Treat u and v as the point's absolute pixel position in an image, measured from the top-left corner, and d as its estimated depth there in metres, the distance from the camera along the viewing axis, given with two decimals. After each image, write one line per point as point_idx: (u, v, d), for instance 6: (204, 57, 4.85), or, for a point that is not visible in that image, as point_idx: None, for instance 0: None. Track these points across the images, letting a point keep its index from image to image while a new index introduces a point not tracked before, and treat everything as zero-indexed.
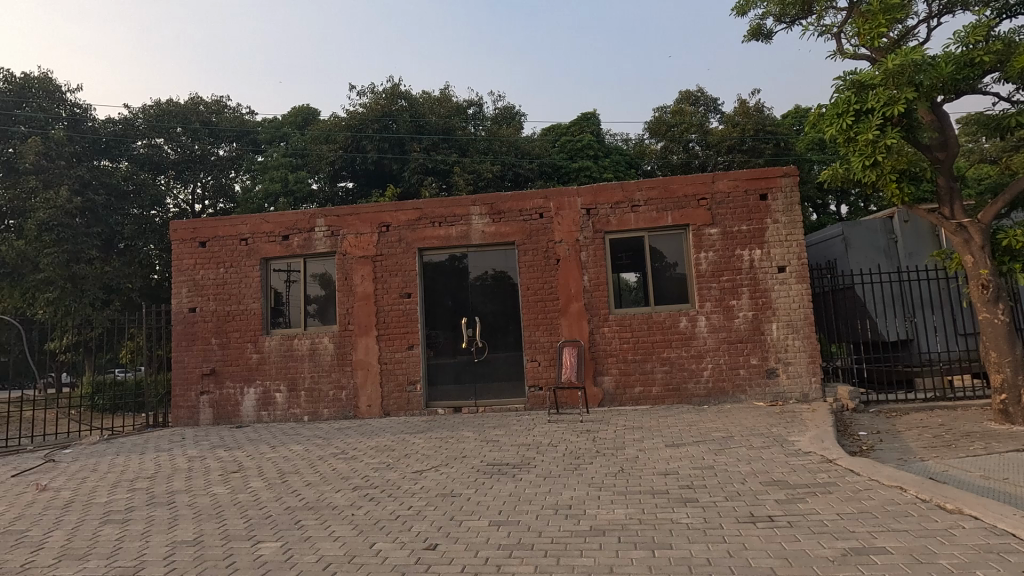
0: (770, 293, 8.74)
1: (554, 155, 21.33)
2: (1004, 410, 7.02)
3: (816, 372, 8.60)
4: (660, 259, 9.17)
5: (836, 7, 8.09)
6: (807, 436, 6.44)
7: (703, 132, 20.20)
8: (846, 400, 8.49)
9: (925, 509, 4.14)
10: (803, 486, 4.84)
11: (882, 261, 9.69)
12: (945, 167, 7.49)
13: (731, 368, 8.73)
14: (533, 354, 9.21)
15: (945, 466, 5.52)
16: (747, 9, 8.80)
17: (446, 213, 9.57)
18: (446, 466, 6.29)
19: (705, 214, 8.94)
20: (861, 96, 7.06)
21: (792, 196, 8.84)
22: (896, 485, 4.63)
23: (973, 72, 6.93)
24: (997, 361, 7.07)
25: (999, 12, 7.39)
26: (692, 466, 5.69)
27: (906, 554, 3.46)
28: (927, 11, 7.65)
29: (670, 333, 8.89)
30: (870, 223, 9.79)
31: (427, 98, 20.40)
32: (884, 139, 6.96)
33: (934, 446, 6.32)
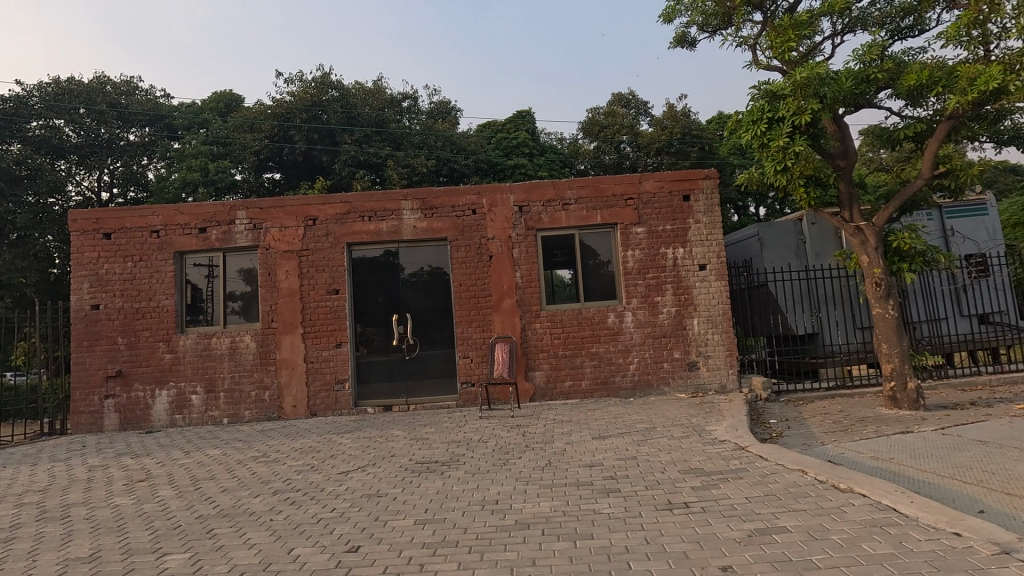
0: (691, 289, 9.16)
1: (489, 152, 21.32)
2: (893, 397, 7.72)
3: (732, 364, 9.10)
4: (591, 256, 9.39)
5: (753, 20, 8.57)
6: (723, 425, 6.82)
7: (633, 133, 20.88)
8: (759, 391, 9.06)
9: (822, 489, 4.48)
10: (717, 472, 5.12)
11: (793, 260, 10.37)
12: (846, 174, 8.10)
13: (655, 361, 9.08)
14: (465, 351, 9.19)
15: (842, 449, 6.00)
16: (672, 17, 9.14)
17: (377, 207, 9.35)
18: (373, 466, 6.16)
19: (632, 213, 9.24)
20: (774, 105, 7.54)
21: (713, 197, 9.29)
22: (799, 468, 4.99)
23: (868, 88, 7.55)
24: (888, 352, 7.75)
25: (892, 33, 8.09)
26: (617, 457, 5.88)
27: (803, 532, 3.73)
28: (832, 29, 8.24)
29: (599, 328, 9.13)
30: (782, 224, 10.48)
31: (359, 89, 19.89)
32: (793, 146, 7.46)
33: (834, 430, 6.86)
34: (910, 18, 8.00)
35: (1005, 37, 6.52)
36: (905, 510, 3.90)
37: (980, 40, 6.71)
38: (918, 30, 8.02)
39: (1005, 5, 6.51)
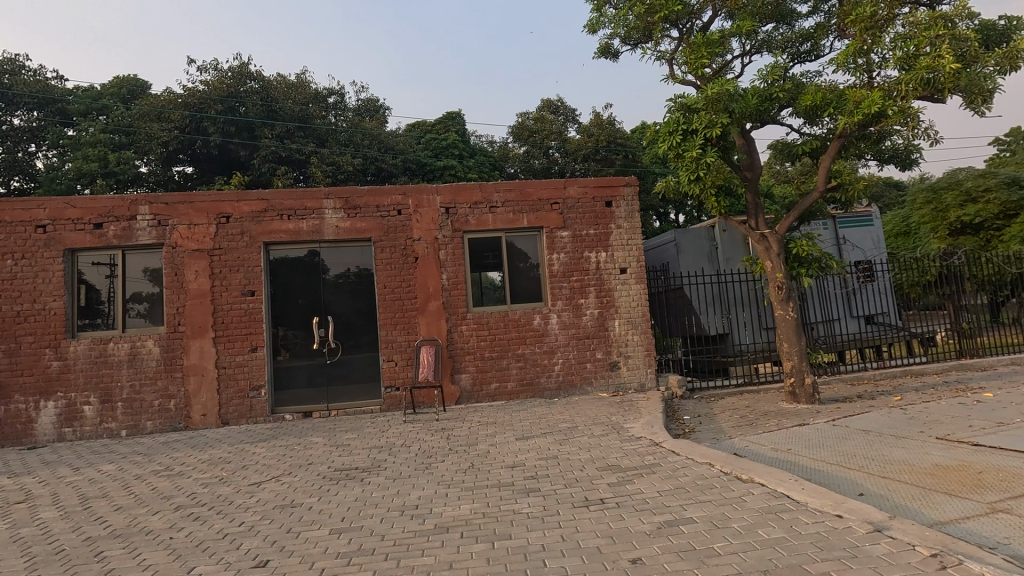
0: (613, 292, 9.48)
1: (418, 152, 21.08)
2: (793, 392, 8.36)
3: (650, 364, 9.50)
4: (517, 259, 9.48)
5: (670, 36, 9.00)
6: (640, 422, 7.10)
7: (561, 139, 21.38)
8: (675, 389, 9.51)
9: (726, 480, 4.78)
10: (632, 468, 5.33)
11: (706, 265, 10.98)
12: (752, 185, 8.67)
13: (579, 362, 9.31)
14: (389, 354, 9.00)
15: (747, 442, 6.42)
16: (596, 27, 9.43)
17: (296, 205, 8.97)
18: (288, 475, 5.89)
19: (557, 217, 9.45)
20: (688, 118, 7.96)
21: (633, 204, 9.67)
22: (707, 462, 5.29)
23: (772, 105, 8.15)
24: (788, 350, 8.37)
25: (792, 57, 8.76)
26: (538, 456, 5.97)
27: (707, 521, 3.95)
28: (742, 49, 8.80)
29: (524, 330, 9.24)
30: (697, 230, 11.08)
31: (281, 81, 19.07)
32: (705, 157, 7.90)
33: (740, 425, 7.33)
34: (808, 44, 8.70)
35: (885, 66, 7.23)
36: (797, 497, 4.22)
37: (864, 67, 7.41)
38: (815, 55, 8.74)
39: (884, 38, 7.22)
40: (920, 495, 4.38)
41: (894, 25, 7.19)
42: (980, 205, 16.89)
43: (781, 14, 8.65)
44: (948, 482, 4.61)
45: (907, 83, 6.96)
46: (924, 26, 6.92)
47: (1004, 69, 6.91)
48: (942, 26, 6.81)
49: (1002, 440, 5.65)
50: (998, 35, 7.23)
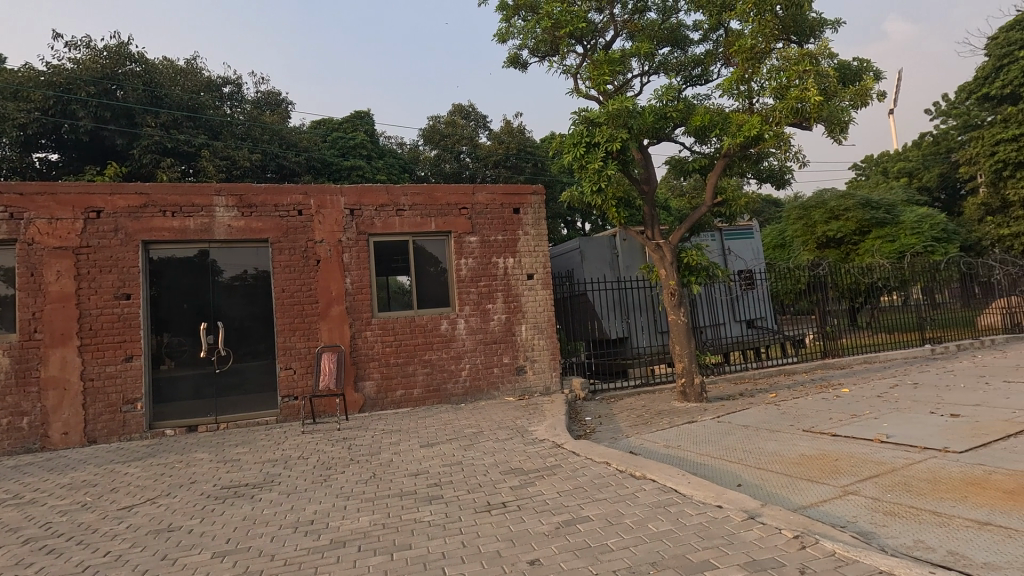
0: (520, 298, 9.64)
1: (323, 150, 20.24)
2: (684, 392, 8.96)
3: (555, 368, 9.76)
4: (425, 263, 9.37)
5: (576, 52, 9.35)
6: (544, 425, 7.28)
7: (472, 145, 21.54)
8: (578, 391, 9.85)
9: (621, 478, 5.01)
10: (534, 471, 5.43)
11: (608, 272, 11.51)
12: (649, 198, 9.21)
13: (486, 367, 9.36)
14: (286, 361, 8.52)
15: (642, 440, 6.78)
16: (506, 37, 9.59)
17: (183, 201, 8.26)
18: (166, 497, 5.37)
19: (465, 222, 9.46)
20: (590, 131, 8.34)
21: (540, 212, 9.92)
22: (604, 461, 5.52)
23: (666, 124, 8.72)
24: (680, 353, 8.95)
25: (686, 80, 9.41)
26: (442, 463, 5.92)
27: (603, 519, 4.12)
28: (641, 69, 9.34)
29: (431, 335, 9.14)
30: (599, 239, 11.58)
31: (167, 65, 17.50)
32: (606, 169, 8.30)
33: (637, 424, 7.73)
34: (698, 69, 9.39)
35: (762, 94, 7.99)
36: (683, 490, 4.52)
37: (746, 94, 8.14)
38: (705, 80, 9.46)
39: (762, 68, 7.97)
40: (787, 483, 4.85)
41: (770, 57, 7.96)
42: (841, 222, 19.10)
43: (676, 39, 9.28)
44: (811, 469, 5.15)
45: (781, 111, 7.72)
46: (794, 61, 7.72)
47: (857, 104, 7.87)
48: (808, 63, 7.64)
49: (855, 430, 6.41)
50: (853, 74, 8.24)
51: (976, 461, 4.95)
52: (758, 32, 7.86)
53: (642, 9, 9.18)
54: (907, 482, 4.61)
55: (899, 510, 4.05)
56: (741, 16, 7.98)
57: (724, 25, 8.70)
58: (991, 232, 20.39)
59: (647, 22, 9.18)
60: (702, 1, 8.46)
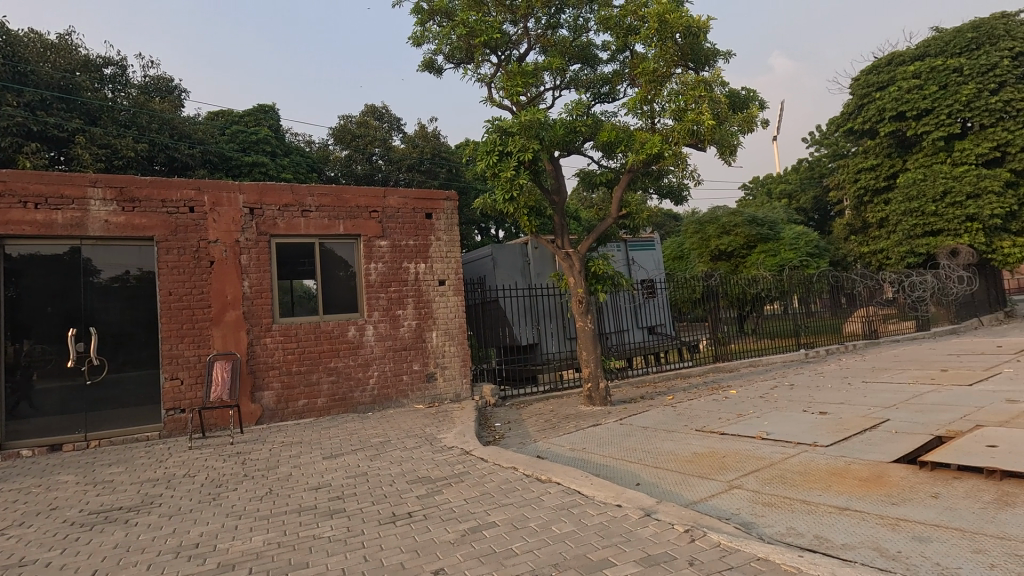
0: (431, 304, 9.53)
1: (221, 143, 18.86)
2: (590, 396, 9.30)
3: (466, 374, 9.73)
4: (332, 266, 9.01)
5: (491, 61, 9.46)
6: (453, 432, 7.23)
7: (385, 147, 21.14)
8: (488, 397, 9.89)
9: (528, 482, 5.10)
10: (441, 479, 5.38)
11: (519, 279, 11.70)
12: (559, 208, 9.51)
13: (395, 375, 9.14)
14: (172, 371, 7.81)
15: (549, 444, 6.93)
16: (421, 41, 9.51)
17: (49, 192, 7.35)
18: (18, 527, 4.71)
19: (375, 226, 9.22)
20: (503, 140, 8.48)
21: (453, 218, 9.89)
22: (511, 466, 5.58)
23: (576, 137, 9.06)
24: (586, 358, 9.27)
25: (595, 97, 9.84)
26: (346, 475, 5.69)
27: (508, 524, 4.16)
28: (554, 83, 9.66)
29: (337, 342, 8.79)
30: (511, 246, 11.76)
31: (34, 38, 15.38)
32: (518, 178, 8.46)
33: (544, 429, 7.89)
34: (606, 87, 9.81)
35: (663, 115, 8.52)
36: (586, 492, 4.68)
37: (648, 114, 8.64)
38: (612, 98, 9.92)
39: (663, 91, 8.52)
40: (680, 480, 5.17)
41: (671, 81, 8.51)
42: (731, 236, 20.81)
43: (586, 57, 9.67)
44: (701, 466, 5.53)
45: (679, 132, 8.28)
46: (690, 86, 8.31)
47: (745, 130, 8.62)
48: (703, 89, 8.25)
49: (740, 428, 6.96)
50: (741, 101, 9.01)
51: (839, 453, 5.56)
52: (660, 57, 8.39)
53: (555, 25, 9.48)
54: (783, 474, 5.08)
55: (776, 501, 4.45)
56: (645, 40, 8.47)
57: (630, 47, 9.20)
58: (854, 249, 23.13)
59: (560, 38, 9.51)
60: (610, 22, 8.87)
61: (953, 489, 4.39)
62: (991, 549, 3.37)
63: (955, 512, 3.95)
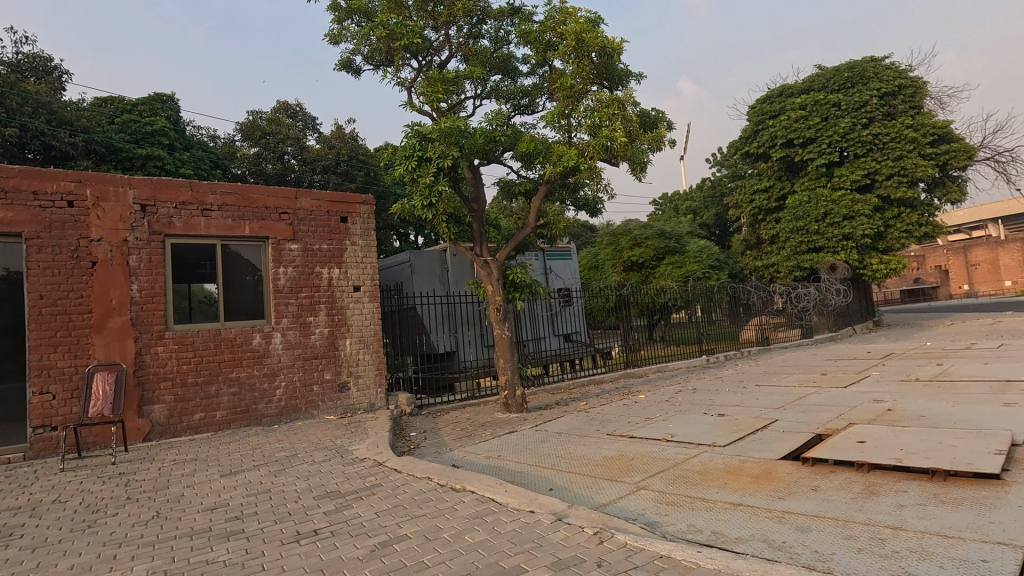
0: (344, 311, 9.20)
1: (110, 133, 17.17)
2: (506, 403, 9.38)
3: (381, 383, 9.46)
4: (236, 270, 8.46)
5: (411, 66, 9.36)
6: (366, 443, 7.00)
7: (299, 146, 20.27)
8: (404, 406, 9.67)
9: (441, 492, 5.03)
10: (352, 492, 5.18)
11: (437, 286, 11.60)
12: (478, 216, 9.55)
13: (304, 385, 8.71)
14: (42, 384, 6.95)
15: (465, 452, 6.89)
16: (338, 39, 9.22)
17: None
18: None
19: (285, 228, 8.77)
20: (422, 146, 8.43)
21: (369, 222, 9.62)
22: (426, 476, 5.49)
23: (495, 146, 9.15)
24: (503, 366, 9.33)
25: (515, 108, 10.01)
26: (246, 493, 5.33)
27: (420, 536, 4.08)
28: (475, 92, 9.73)
29: (240, 351, 8.24)
30: (430, 253, 11.64)
31: None
32: (437, 185, 8.41)
33: (461, 437, 7.84)
34: (526, 99, 9.99)
35: (579, 130, 8.82)
36: (500, 499, 4.70)
37: (565, 128, 8.91)
38: (532, 111, 10.11)
39: (580, 106, 8.82)
40: (591, 483, 5.32)
41: (587, 97, 8.83)
42: (642, 248, 21.91)
43: (506, 68, 9.81)
44: (611, 469, 5.73)
45: (593, 147, 8.60)
46: (605, 103, 8.67)
47: (654, 148, 9.11)
48: (617, 107, 8.62)
49: (648, 431, 7.30)
50: (652, 121, 9.52)
51: (735, 452, 5.98)
52: (576, 73, 8.70)
53: (476, 35, 9.56)
54: (685, 474, 5.38)
55: (678, 500, 4.70)
56: (562, 56, 8.75)
57: (549, 62, 9.46)
58: (750, 263, 25.12)
59: (481, 48, 9.61)
60: (530, 36, 9.09)
61: (830, 481, 4.85)
62: (860, 535, 3.76)
63: (831, 503, 4.37)
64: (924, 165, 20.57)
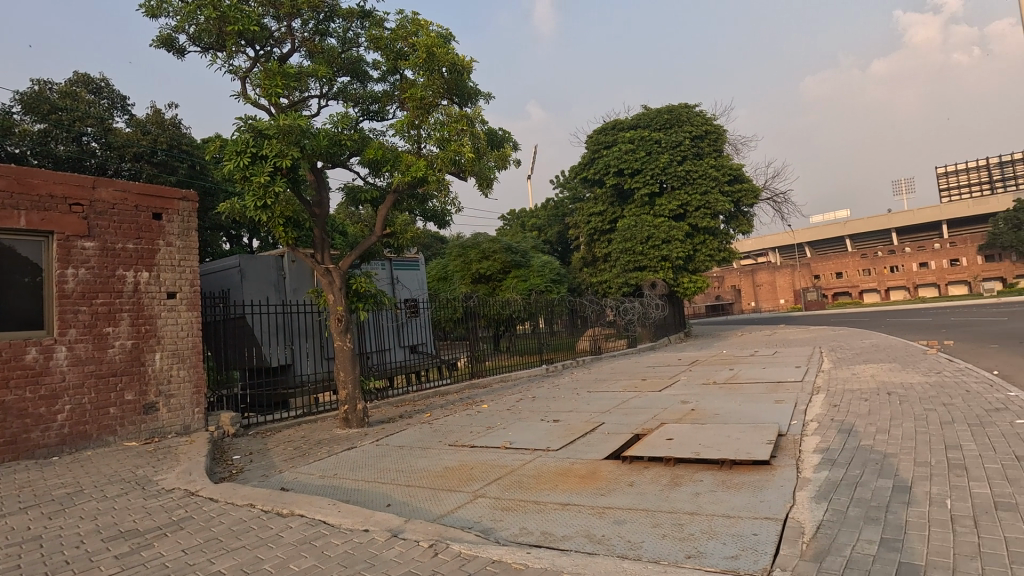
0: (154, 321, 8.04)
1: None
2: (346, 418, 8.97)
3: (199, 403, 8.41)
4: (5, 269, 6.95)
5: (246, 54, 8.61)
6: (175, 471, 6.16)
7: (103, 128, 17.41)
8: (227, 427, 8.72)
9: (265, 519, 4.61)
10: (153, 530, 4.51)
11: (271, 294, 10.72)
12: (320, 221, 9.05)
13: (98, 407, 7.41)
14: None
15: (296, 473, 6.42)
16: (157, 13, 8.14)
17: None
18: None
19: (78, 222, 7.44)
20: (257, 142, 7.79)
21: (189, 221, 8.60)
22: (248, 503, 5.00)
23: (340, 150, 8.78)
24: (344, 379, 8.90)
25: (364, 113, 9.72)
26: (6, 543, 4.34)
27: (237, 570, 3.69)
28: (322, 91, 9.26)
29: (8, 369, 6.74)
30: (264, 258, 10.73)
31: None
32: (273, 186, 7.81)
33: (293, 457, 7.30)
34: (375, 105, 9.76)
35: (428, 141, 8.87)
36: (332, 521, 4.45)
37: (415, 138, 8.88)
38: (381, 117, 9.90)
39: (430, 119, 8.86)
40: (429, 495, 5.30)
41: (436, 111, 8.91)
42: (490, 262, 22.60)
43: (355, 71, 9.49)
44: (451, 480, 5.77)
45: (442, 160, 8.67)
46: (454, 118, 8.82)
47: (500, 166, 9.47)
48: (465, 124, 8.83)
49: (488, 440, 7.49)
50: (499, 141, 9.91)
51: (565, 455, 6.41)
52: (427, 86, 8.74)
53: (323, 32, 9.14)
54: (520, 479, 5.62)
55: (513, 505, 4.88)
56: (413, 67, 8.74)
57: (400, 71, 9.37)
58: (586, 279, 27.31)
59: (328, 46, 9.21)
60: (380, 42, 8.94)
61: (643, 476, 5.43)
62: (664, 522, 4.25)
63: (643, 496, 4.89)
64: (723, 201, 24.25)
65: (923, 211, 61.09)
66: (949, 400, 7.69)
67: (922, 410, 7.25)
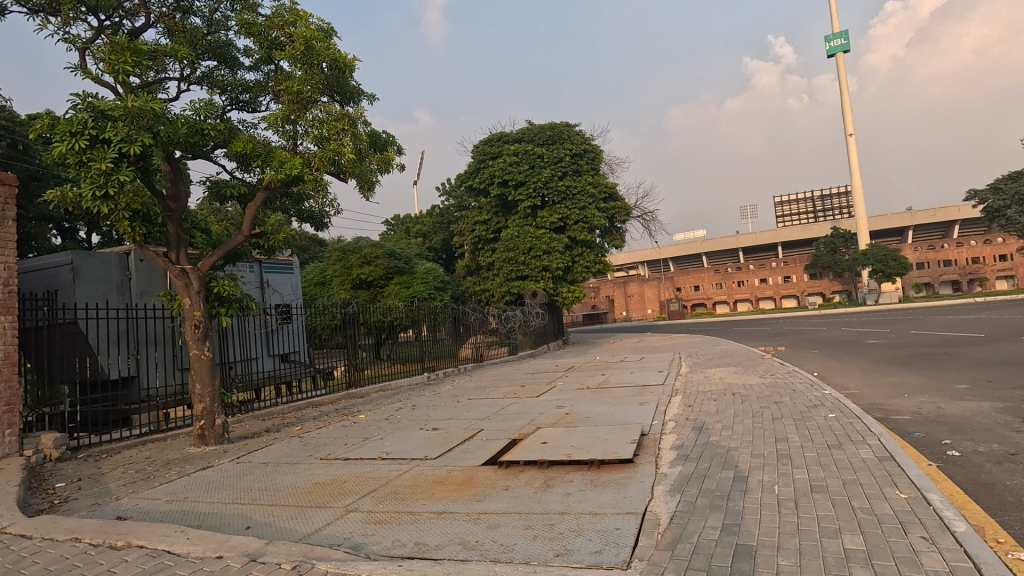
0: None
1: None
2: (201, 435, 8.13)
3: (12, 423, 7.12)
4: None
5: (87, 23, 7.57)
6: None
7: None
8: (49, 450, 7.49)
9: (93, 555, 4.02)
10: None
11: (112, 296, 9.45)
12: (175, 217, 8.16)
13: None
14: None
15: (137, 500, 5.68)
16: None
17: None
18: None
19: None
20: (98, 124, 6.88)
21: (5, 209, 7.32)
22: (72, 537, 4.33)
23: (202, 140, 8.00)
24: (200, 392, 8.07)
25: (231, 102, 8.96)
26: None
27: None
28: (182, 74, 8.41)
29: None
30: (103, 256, 9.44)
31: None
32: (117, 174, 6.92)
33: (133, 481, 6.45)
34: (246, 95, 9.04)
35: (305, 138, 8.41)
36: (178, 550, 3.99)
37: (290, 134, 8.38)
38: (253, 108, 9.20)
39: (307, 115, 8.42)
40: (295, 514, 4.97)
41: (315, 107, 8.48)
42: (372, 267, 21.93)
43: (223, 56, 8.74)
44: (321, 495, 5.47)
45: (320, 159, 8.26)
46: (334, 117, 8.47)
47: (382, 169, 9.25)
48: (346, 123, 8.52)
49: (363, 452, 7.21)
50: (382, 143, 9.66)
51: (443, 463, 6.37)
52: (305, 80, 8.29)
53: (185, 10, 8.33)
54: (395, 490, 5.48)
55: (386, 517, 4.74)
56: (290, 59, 8.26)
57: (275, 62, 8.81)
58: (470, 287, 27.55)
59: (190, 25, 8.40)
60: (252, 28, 8.32)
61: (518, 480, 5.56)
62: (536, 524, 4.39)
63: (517, 500, 5.00)
64: (599, 216, 25.83)
65: (764, 234, 69.96)
66: (780, 398, 8.84)
67: (759, 408, 8.25)
